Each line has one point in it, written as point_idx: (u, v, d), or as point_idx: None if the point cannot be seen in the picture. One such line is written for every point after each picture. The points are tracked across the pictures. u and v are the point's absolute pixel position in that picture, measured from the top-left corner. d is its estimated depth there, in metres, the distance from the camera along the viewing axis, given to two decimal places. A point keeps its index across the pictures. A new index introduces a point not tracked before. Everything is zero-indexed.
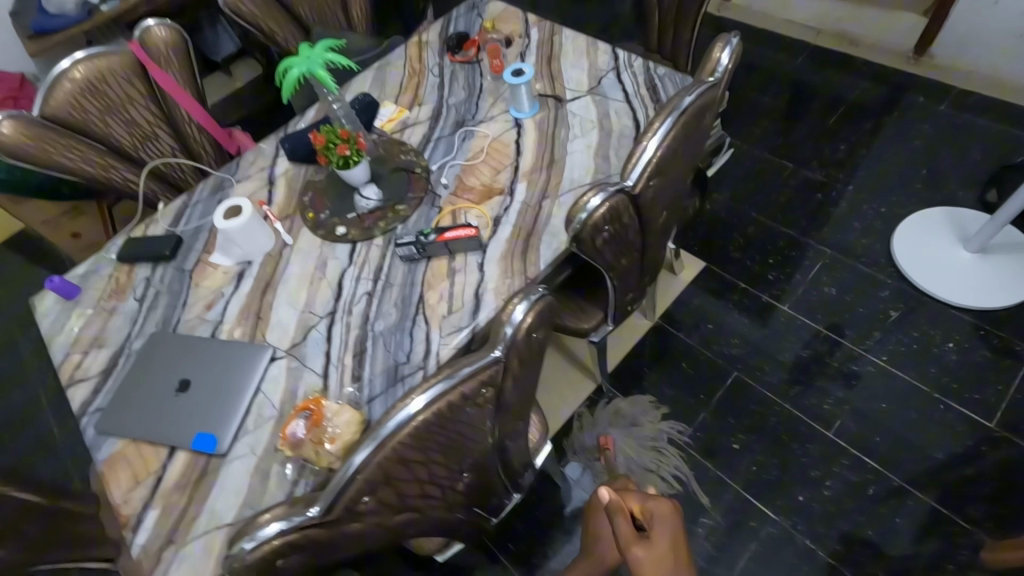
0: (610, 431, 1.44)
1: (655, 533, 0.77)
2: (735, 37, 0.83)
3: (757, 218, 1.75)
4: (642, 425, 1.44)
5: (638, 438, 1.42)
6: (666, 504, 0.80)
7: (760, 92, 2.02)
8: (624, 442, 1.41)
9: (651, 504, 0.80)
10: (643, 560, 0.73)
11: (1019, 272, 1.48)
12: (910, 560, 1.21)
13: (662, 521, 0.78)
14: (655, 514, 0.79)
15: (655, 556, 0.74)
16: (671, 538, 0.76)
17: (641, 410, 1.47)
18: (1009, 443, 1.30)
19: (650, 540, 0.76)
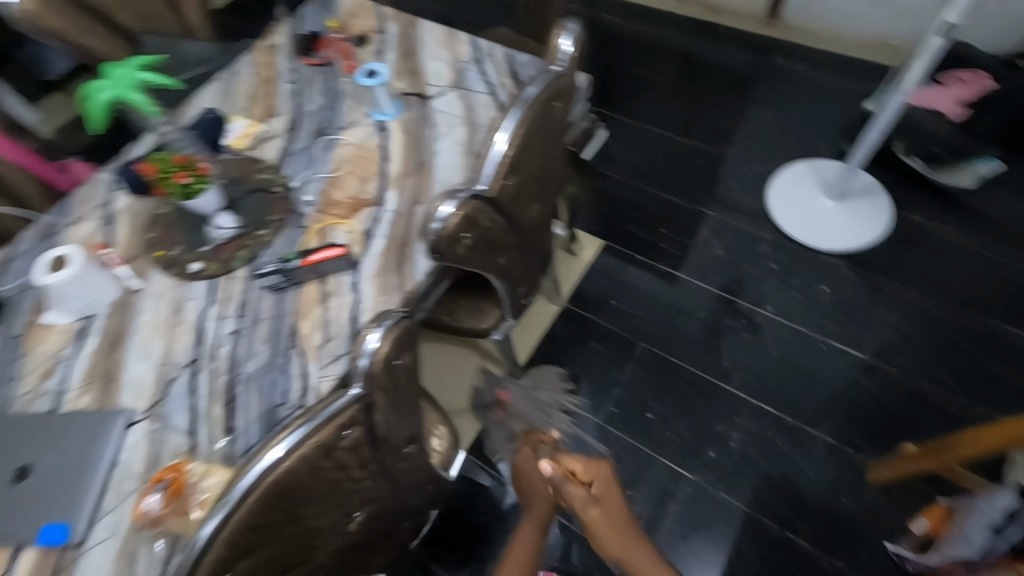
0: (509, 386, 1.50)
1: (601, 490, 0.92)
2: (576, 23, 0.81)
3: (647, 190, 1.80)
4: (541, 392, 1.50)
5: (535, 398, 1.49)
6: (603, 465, 0.95)
7: (637, 66, 2.07)
8: (522, 400, 1.48)
9: (593, 469, 0.94)
10: (598, 518, 0.90)
11: (876, 212, 1.62)
12: (810, 492, 1.32)
13: (602, 478, 0.93)
14: (597, 474, 0.94)
15: (604, 509, 0.90)
16: (611, 491, 0.92)
17: (548, 381, 1.52)
18: (880, 370, 1.44)
19: (598, 500, 0.91)
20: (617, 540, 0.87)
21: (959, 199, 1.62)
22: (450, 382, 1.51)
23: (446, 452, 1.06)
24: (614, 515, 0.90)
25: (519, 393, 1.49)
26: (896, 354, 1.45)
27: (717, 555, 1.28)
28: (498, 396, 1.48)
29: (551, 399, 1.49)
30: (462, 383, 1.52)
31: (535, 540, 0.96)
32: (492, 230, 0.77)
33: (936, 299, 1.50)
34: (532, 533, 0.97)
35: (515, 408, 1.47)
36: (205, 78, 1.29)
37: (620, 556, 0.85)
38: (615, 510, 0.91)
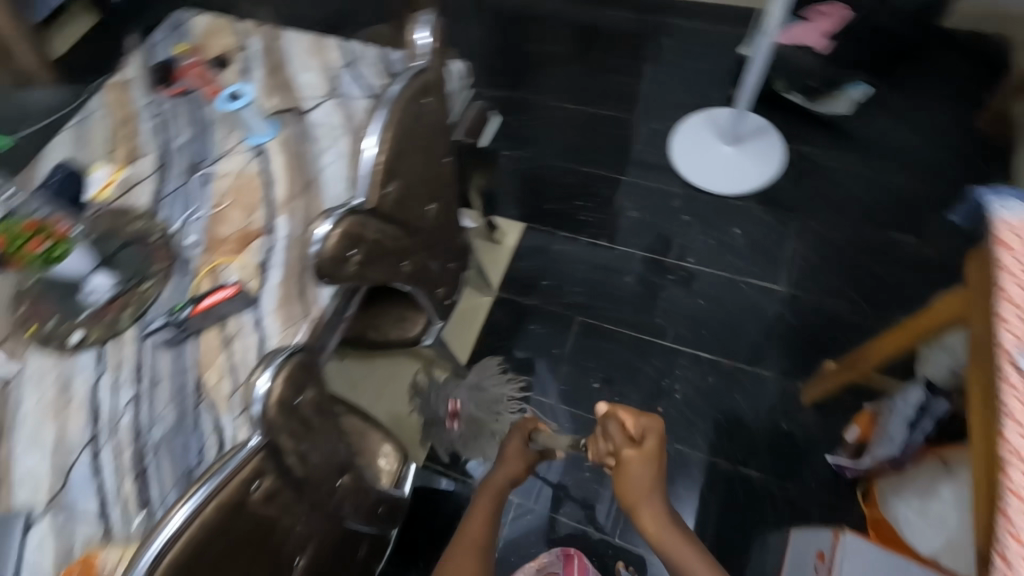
0: (456, 394, 1.41)
1: (648, 446, 0.75)
2: (431, 14, 0.79)
3: (559, 166, 1.82)
4: (485, 388, 1.45)
5: (488, 397, 1.43)
6: (657, 422, 0.76)
7: (529, 43, 2.06)
8: (480, 403, 1.41)
9: (645, 421, 0.76)
10: (632, 461, 0.75)
11: (770, 150, 1.70)
12: (754, 424, 1.39)
13: (656, 433, 0.76)
14: (648, 429, 0.76)
15: (642, 465, 0.75)
16: (656, 451, 0.75)
17: (489, 375, 1.49)
18: (798, 297, 1.52)
19: (645, 449, 0.75)
20: (648, 491, 0.75)
21: (842, 126, 1.73)
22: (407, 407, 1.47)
23: (396, 468, 1.03)
24: (647, 475, 0.75)
25: (472, 396, 1.42)
26: (810, 280, 1.54)
27: (682, 504, 1.32)
28: (449, 408, 1.38)
29: (499, 391, 1.46)
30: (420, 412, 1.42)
31: (501, 496, 0.94)
32: (385, 238, 0.74)
33: (837, 222, 1.60)
34: (501, 485, 0.95)
35: (469, 413, 1.39)
36: (55, 127, 1.17)
37: (635, 511, 0.76)
38: (649, 472, 0.75)
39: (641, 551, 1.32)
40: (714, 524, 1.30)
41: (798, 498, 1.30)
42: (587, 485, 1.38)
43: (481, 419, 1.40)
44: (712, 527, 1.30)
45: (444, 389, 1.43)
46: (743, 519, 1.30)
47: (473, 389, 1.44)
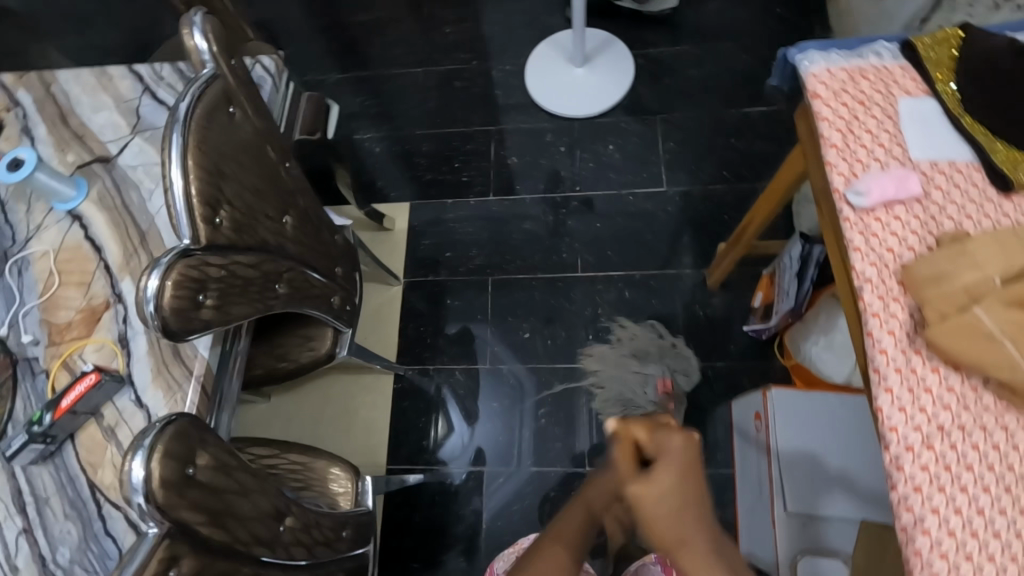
0: (664, 371, 1.41)
1: (659, 467, 0.62)
2: (199, 11, 0.69)
3: (426, 134, 1.76)
4: (638, 342, 1.45)
5: (672, 358, 1.42)
6: (677, 437, 0.63)
7: (357, 16, 1.96)
8: (679, 370, 1.41)
9: (659, 435, 0.65)
10: (641, 493, 0.61)
11: (618, 60, 1.72)
12: (676, 320, 1.47)
13: (671, 455, 0.62)
14: (660, 448, 0.63)
15: (653, 500, 0.61)
16: (668, 477, 0.61)
17: (631, 342, 1.45)
18: (682, 191, 1.59)
19: (655, 475, 0.61)
20: (673, 530, 0.60)
21: (675, 20, 1.78)
22: (602, 401, 1.41)
23: (351, 485, 1.00)
24: (667, 511, 0.60)
25: (664, 364, 1.41)
26: (689, 173, 1.61)
27: None
28: (662, 387, 1.37)
29: (660, 348, 1.43)
30: (630, 406, 1.39)
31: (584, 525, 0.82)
32: (237, 268, 0.68)
33: (697, 112, 1.67)
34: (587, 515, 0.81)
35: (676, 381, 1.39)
36: None
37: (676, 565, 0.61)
38: (666, 506, 0.60)
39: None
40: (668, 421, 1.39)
41: (732, 372, 1.41)
42: (548, 431, 1.42)
43: (681, 377, 1.40)
44: None
45: (637, 373, 1.42)
46: (692, 407, 1.39)
47: (632, 361, 1.43)
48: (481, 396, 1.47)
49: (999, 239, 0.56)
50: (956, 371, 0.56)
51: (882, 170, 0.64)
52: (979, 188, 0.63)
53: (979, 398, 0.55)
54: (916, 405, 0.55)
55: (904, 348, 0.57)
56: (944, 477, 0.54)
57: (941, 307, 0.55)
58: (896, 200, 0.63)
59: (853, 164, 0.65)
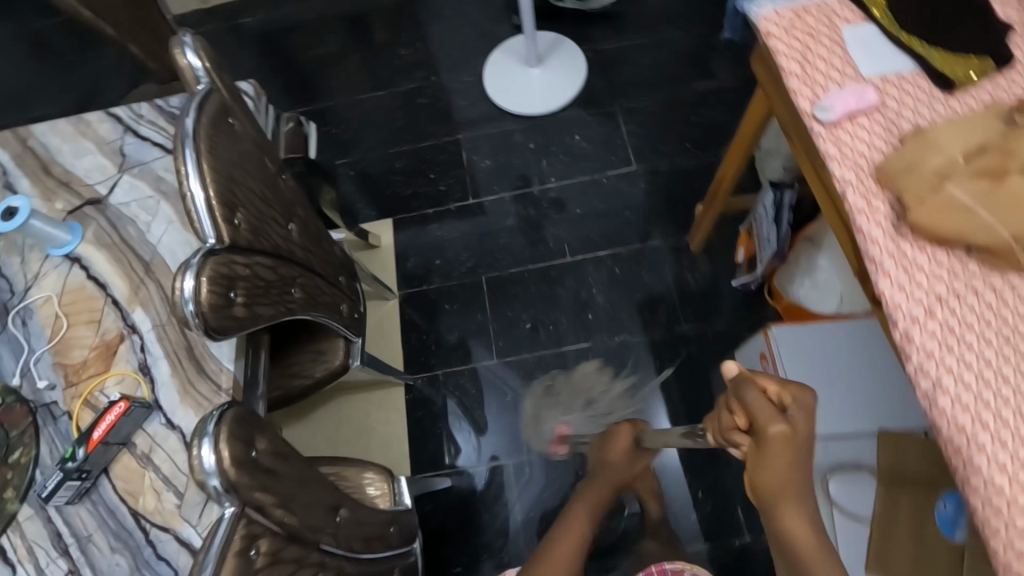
0: (572, 421, 1.38)
1: (798, 420, 0.63)
2: (188, 33, 0.73)
3: (398, 151, 1.80)
4: (609, 390, 1.43)
5: (598, 418, 1.37)
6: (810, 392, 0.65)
7: (311, 52, 2.00)
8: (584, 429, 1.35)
9: (794, 387, 0.65)
10: (782, 438, 0.61)
11: (570, 56, 1.80)
12: (668, 288, 1.53)
13: (807, 409, 0.64)
14: (796, 399, 0.64)
15: (789, 445, 0.62)
16: (806, 428, 0.63)
17: (593, 381, 1.44)
18: (651, 168, 1.67)
19: (794, 423, 0.63)
20: (788, 472, 0.63)
21: (616, 13, 1.88)
22: (528, 410, 1.44)
23: (388, 486, 1.00)
24: (795, 456, 0.63)
25: (585, 417, 1.38)
26: (655, 150, 1.69)
27: (649, 395, 1.44)
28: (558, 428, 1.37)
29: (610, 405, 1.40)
30: (530, 428, 1.42)
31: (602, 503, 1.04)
32: (259, 269, 0.70)
33: (652, 94, 1.76)
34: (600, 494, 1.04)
35: (571, 433, 1.35)
36: None
37: (775, 502, 0.65)
38: (796, 451, 0.63)
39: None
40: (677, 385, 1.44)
41: (729, 327, 1.46)
42: None
43: (580, 429, 1.35)
44: (677, 388, 1.44)
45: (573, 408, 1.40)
46: (698, 367, 1.45)
47: (585, 400, 1.41)
48: (495, 392, 1.48)
49: (953, 127, 0.63)
50: (941, 247, 0.62)
51: (839, 88, 0.71)
52: (926, 91, 0.70)
53: (965, 267, 0.61)
54: (913, 282, 0.61)
55: (892, 235, 0.63)
56: (951, 341, 0.59)
57: (917, 191, 0.61)
58: (858, 112, 0.69)
59: (814, 87, 0.72)
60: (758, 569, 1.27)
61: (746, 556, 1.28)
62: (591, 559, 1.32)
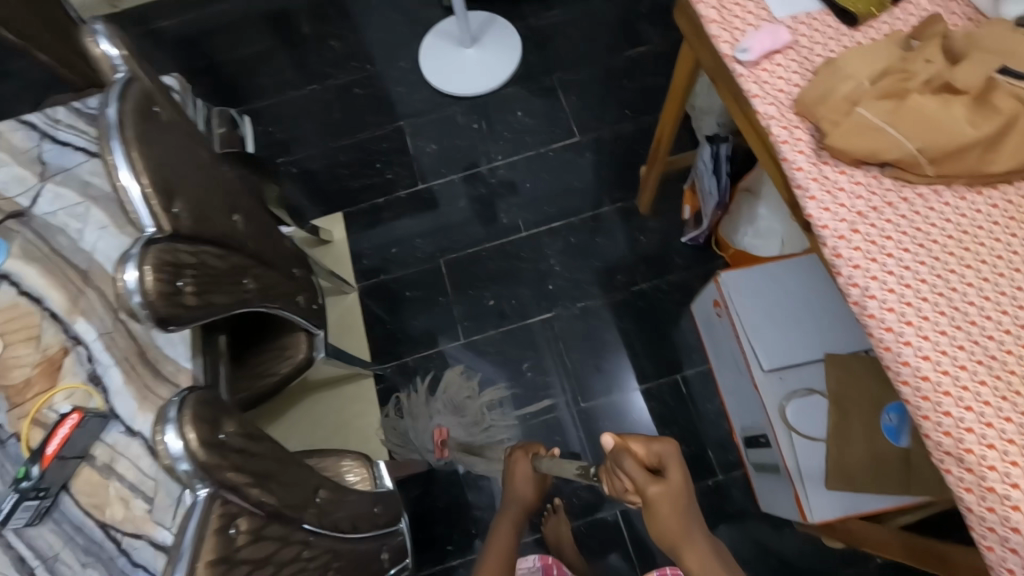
0: (442, 424, 1.41)
1: (671, 474, 0.68)
2: (100, 21, 0.71)
3: (341, 144, 1.76)
4: (474, 397, 1.45)
5: (476, 425, 1.42)
6: (671, 443, 0.70)
7: (238, 51, 1.93)
8: (465, 433, 1.41)
9: (658, 446, 0.70)
10: (661, 495, 0.66)
11: (502, 34, 1.80)
12: (623, 251, 1.57)
13: (676, 460, 0.69)
14: (664, 456, 0.69)
15: (671, 505, 0.67)
16: (681, 481, 0.68)
17: (458, 389, 1.45)
18: (595, 137, 1.70)
19: (669, 481, 0.68)
20: (681, 523, 0.68)
21: None
22: (390, 430, 1.43)
23: (367, 471, 1.00)
24: (678, 513, 0.67)
25: (454, 422, 1.42)
26: (597, 119, 1.72)
27: (615, 356, 1.48)
28: (436, 437, 1.38)
29: (483, 411, 1.43)
30: (410, 446, 1.42)
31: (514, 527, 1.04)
32: (207, 258, 0.69)
33: (588, 64, 1.79)
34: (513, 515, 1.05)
35: (453, 437, 1.40)
36: None
37: (676, 550, 0.70)
38: (680, 507, 0.67)
39: (609, 401, 1.45)
40: (641, 342, 1.49)
41: (685, 281, 1.52)
42: (538, 382, 1.47)
43: (460, 433, 1.41)
44: (641, 346, 1.49)
45: (439, 418, 1.42)
46: (659, 323, 1.50)
47: (450, 409, 1.43)
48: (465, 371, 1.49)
49: (858, 55, 0.68)
50: (858, 167, 0.67)
51: (756, 30, 0.75)
52: (833, 27, 0.75)
53: (881, 182, 0.66)
54: (836, 202, 0.66)
55: (814, 161, 0.68)
56: (874, 252, 0.64)
57: (832, 117, 0.66)
58: (774, 51, 0.73)
59: (733, 32, 0.76)
60: (733, 504, 1.34)
61: (720, 493, 1.35)
62: (578, 518, 1.35)
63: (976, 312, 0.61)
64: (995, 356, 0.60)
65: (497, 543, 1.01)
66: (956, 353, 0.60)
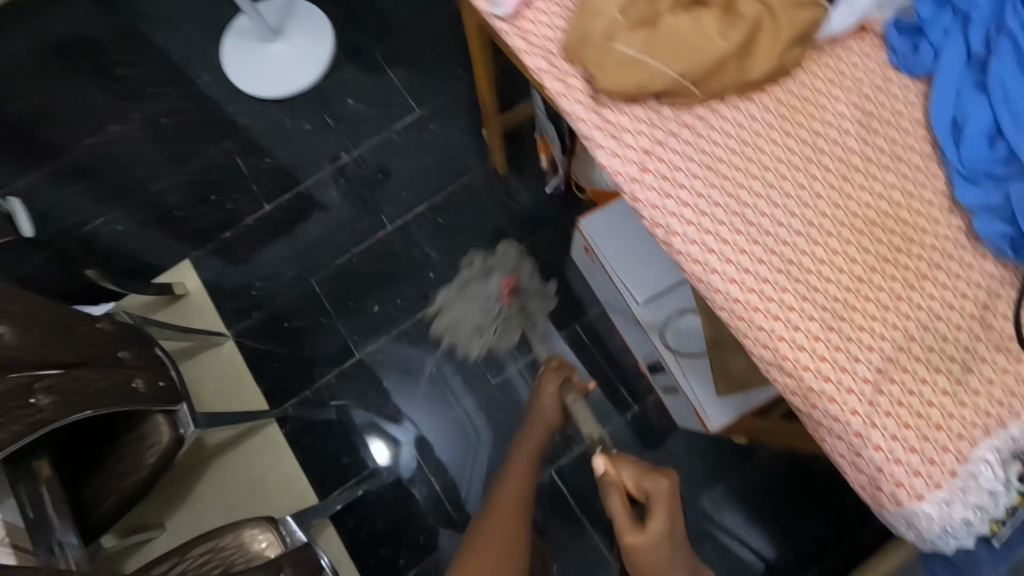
0: (501, 275, 1.47)
1: (654, 518, 0.73)
2: None
3: (163, 185, 1.57)
4: (497, 257, 1.49)
5: (521, 265, 1.48)
6: (664, 482, 0.75)
7: (5, 108, 1.64)
8: (519, 274, 1.47)
9: (648, 482, 0.75)
10: (634, 545, 0.72)
11: (306, 20, 1.64)
12: (493, 217, 1.52)
13: (661, 503, 0.74)
14: (652, 497, 0.75)
15: (648, 548, 0.72)
16: (660, 531, 0.73)
17: (475, 265, 1.49)
18: (435, 106, 1.60)
19: (647, 527, 0.73)
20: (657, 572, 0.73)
21: None
22: (455, 322, 1.45)
23: (274, 534, 0.95)
24: (655, 560, 0.72)
25: (503, 272, 1.47)
26: (433, 86, 1.62)
27: (512, 320, 1.45)
28: (505, 286, 1.45)
29: (518, 255, 1.49)
30: (484, 307, 1.45)
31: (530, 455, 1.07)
32: None
33: (408, 29, 1.66)
34: (533, 441, 1.08)
35: (520, 285, 1.46)
36: None
37: None
38: (658, 556, 0.72)
39: (540, 355, 1.43)
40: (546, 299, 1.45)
41: (561, 231, 1.51)
42: (445, 373, 1.44)
43: (526, 280, 1.47)
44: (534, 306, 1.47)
45: (486, 287, 1.46)
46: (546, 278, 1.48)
47: (486, 276, 1.48)
48: (384, 378, 1.44)
49: None
50: (636, 103, 0.65)
51: None
52: None
53: (660, 114, 0.65)
54: (622, 145, 0.64)
55: (592, 108, 0.65)
56: (667, 187, 0.64)
57: (596, 58, 0.63)
58: None
59: None
60: (654, 428, 1.39)
61: (641, 423, 1.40)
62: None
63: (769, 223, 0.63)
64: (792, 261, 0.62)
65: (513, 476, 1.02)
66: (757, 268, 0.62)
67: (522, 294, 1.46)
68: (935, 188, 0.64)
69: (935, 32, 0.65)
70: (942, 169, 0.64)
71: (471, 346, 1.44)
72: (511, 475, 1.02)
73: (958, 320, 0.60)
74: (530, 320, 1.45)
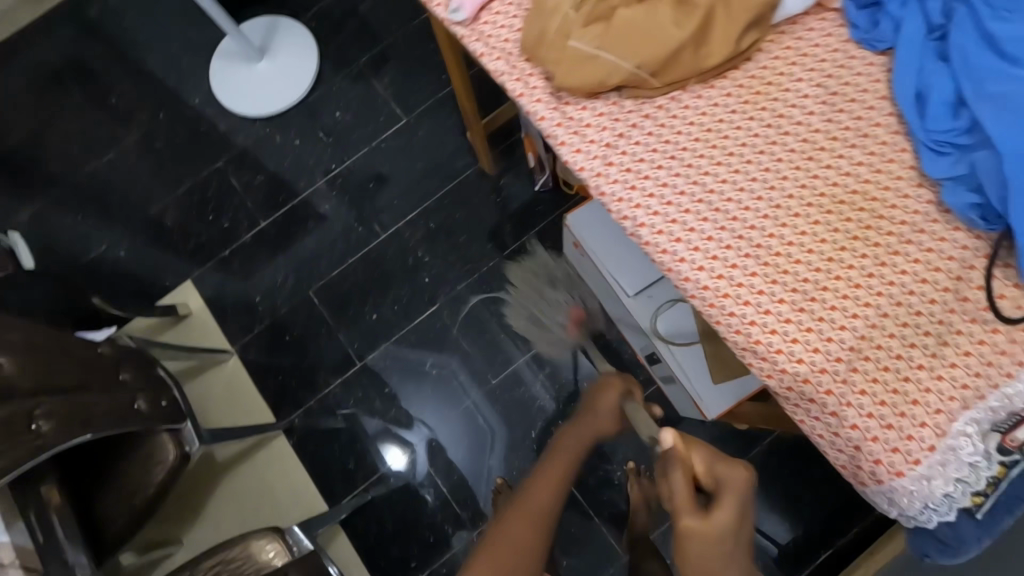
0: (572, 300, 1.43)
1: (720, 506, 0.63)
2: None
3: (160, 207, 1.61)
4: (564, 269, 1.45)
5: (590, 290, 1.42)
6: (742, 471, 0.64)
7: (5, 142, 1.68)
8: (591, 308, 1.42)
9: (722, 468, 0.65)
10: (690, 532, 0.62)
11: (290, 36, 1.66)
12: (484, 217, 1.53)
13: (733, 491, 0.64)
14: (726, 483, 0.64)
15: (707, 541, 0.62)
16: (724, 524, 0.62)
17: (547, 267, 1.47)
18: (421, 112, 1.62)
19: (710, 515, 0.62)
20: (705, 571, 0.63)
21: None
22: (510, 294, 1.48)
23: (281, 543, 0.97)
24: (710, 557, 0.62)
25: (574, 296, 1.43)
26: (418, 92, 1.63)
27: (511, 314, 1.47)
28: (575, 318, 1.41)
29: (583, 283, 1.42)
30: (541, 302, 1.45)
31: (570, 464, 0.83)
32: None
33: (390, 37, 1.67)
34: (577, 444, 0.84)
35: (591, 316, 1.42)
36: None
37: None
38: (715, 553, 0.62)
39: (545, 351, 1.44)
40: (595, 326, 1.43)
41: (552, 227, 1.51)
42: (446, 374, 1.45)
43: (597, 308, 1.42)
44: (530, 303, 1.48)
45: (551, 300, 1.44)
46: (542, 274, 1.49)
47: (557, 284, 1.45)
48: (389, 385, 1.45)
49: None
50: (597, 98, 0.67)
51: None
52: None
53: (621, 106, 0.67)
54: (586, 140, 0.66)
55: (554, 105, 0.68)
56: (632, 178, 0.65)
57: (555, 57, 0.66)
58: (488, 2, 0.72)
59: None
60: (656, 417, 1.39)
61: None
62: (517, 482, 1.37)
63: (735, 208, 0.64)
64: (761, 244, 0.63)
65: (537, 488, 0.80)
66: (725, 254, 0.63)
67: (590, 317, 1.42)
68: (902, 162, 0.65)
69: (892, 4, 0.66)
70: (908, 143, 0.65)
71: (516, 319, 1.46)
72: (545, 477, 0.81)
73: (930, 294, 0.61)
74: (586, 344, 1.42)
